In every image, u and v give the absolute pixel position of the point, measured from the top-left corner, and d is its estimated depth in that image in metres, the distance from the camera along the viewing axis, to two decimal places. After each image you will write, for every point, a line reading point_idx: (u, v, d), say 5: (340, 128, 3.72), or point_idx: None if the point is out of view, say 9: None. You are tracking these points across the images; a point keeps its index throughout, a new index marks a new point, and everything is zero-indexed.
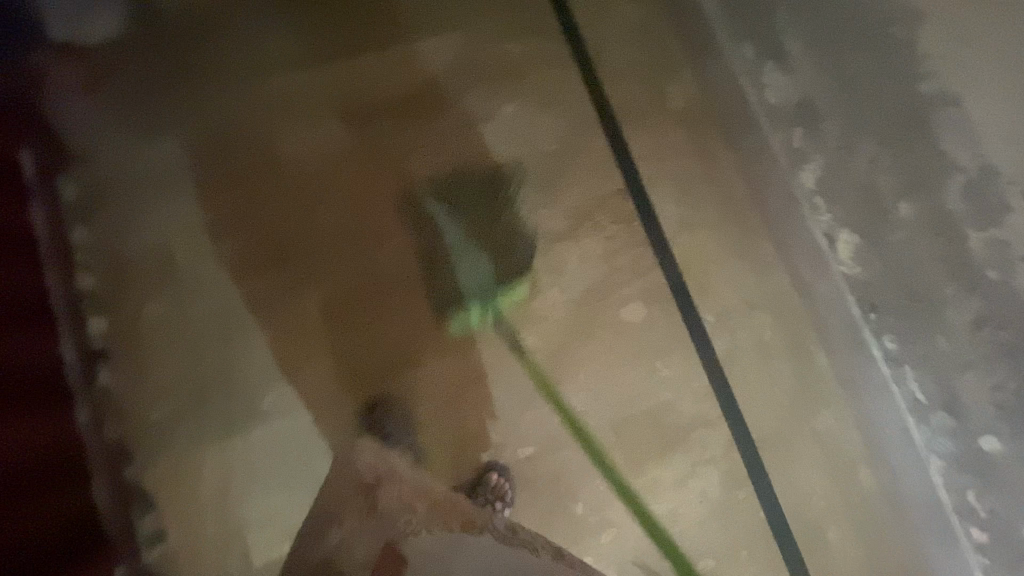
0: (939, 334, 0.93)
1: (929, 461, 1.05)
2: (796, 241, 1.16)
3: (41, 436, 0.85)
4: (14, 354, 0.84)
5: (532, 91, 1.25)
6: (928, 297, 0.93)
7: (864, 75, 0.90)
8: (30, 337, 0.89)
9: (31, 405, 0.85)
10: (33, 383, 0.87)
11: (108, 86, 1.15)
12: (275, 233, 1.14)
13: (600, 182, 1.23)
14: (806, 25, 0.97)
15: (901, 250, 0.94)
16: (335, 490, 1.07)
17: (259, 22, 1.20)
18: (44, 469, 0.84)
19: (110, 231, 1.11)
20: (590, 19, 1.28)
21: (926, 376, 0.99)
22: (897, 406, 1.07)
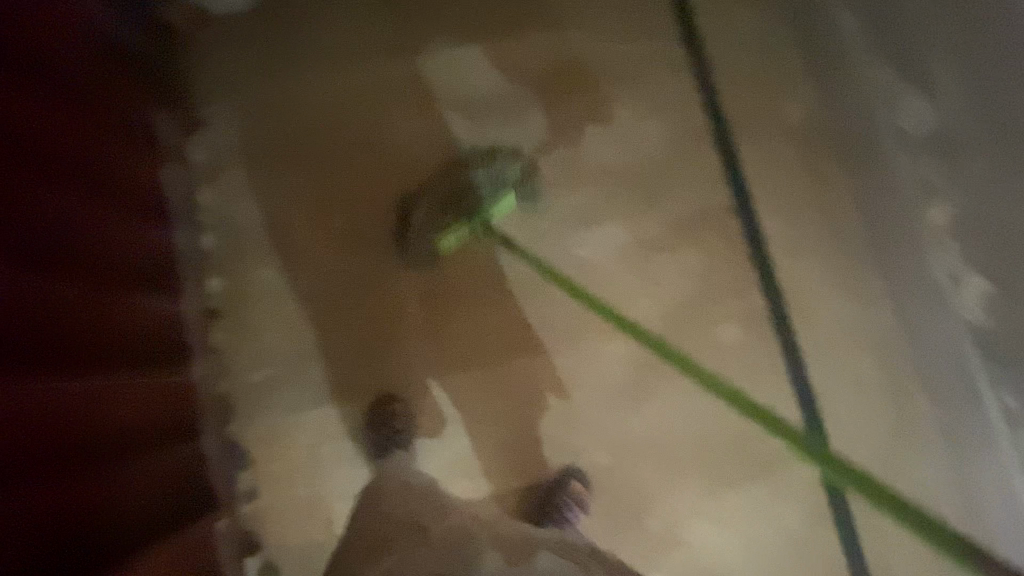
0: None
1: None
2: (915, 278, 1.10)
3: (162, 389, 0.91)
4: (142, 309, 0.90)
5: (647, 97, 1.22)
6: None
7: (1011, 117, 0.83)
8: (150, 290, 0.94)
9: (150, 356, 0.89)
10: (156, 338, 0.93)
11: (240, 59, 1.19)
12: (381, 216, 1.17)
13: (708, 196, 1.20)
14: (954, 57, 0.91)
15: None
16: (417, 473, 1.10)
17: (384, 6, 1.22)
18: (161, 421, 0.89)
19: (230, 199, 1.16)
20: (715, 28, 1.24)
21: None
22: (1009, 464, 1.03)
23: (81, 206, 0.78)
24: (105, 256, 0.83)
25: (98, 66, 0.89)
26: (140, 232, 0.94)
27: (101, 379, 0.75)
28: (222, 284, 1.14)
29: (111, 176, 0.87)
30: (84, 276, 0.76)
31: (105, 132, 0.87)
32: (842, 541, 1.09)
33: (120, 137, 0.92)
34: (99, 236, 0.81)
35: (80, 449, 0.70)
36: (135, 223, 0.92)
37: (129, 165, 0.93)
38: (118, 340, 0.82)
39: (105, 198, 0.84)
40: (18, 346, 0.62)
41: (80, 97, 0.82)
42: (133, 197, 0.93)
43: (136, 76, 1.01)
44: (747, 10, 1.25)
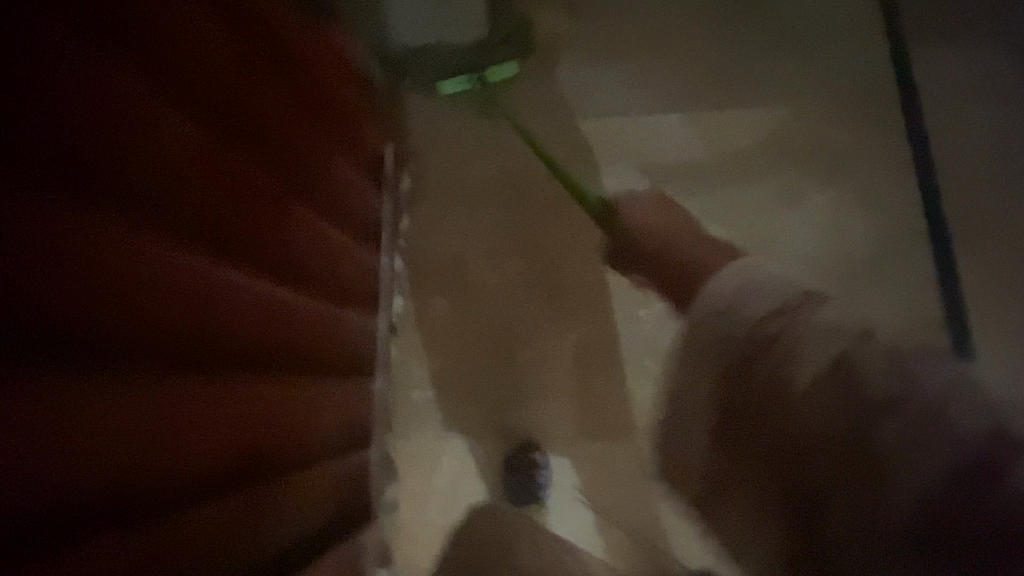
0: None
1: None
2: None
3: (341, 404, 0.93)
4: (341, 325, 0.92)
5: (852, 186, 1.19)
6: None
7: None
8: (346, 316, 0.94)
9: (332, 382, 0.89)
10: (347, 352, 0.95)
11: (455, 96, 1.25)
12: (562, 264, 1.20)
13: (902, 299, 1.15)
14: None
15: None
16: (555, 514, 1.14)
17: (596, 61, 1.25)
18: (337, 437, 0.90)
19: (427, 227, 1.23)
20: (940, 123, 1.18)
21: None
22: None
23: (316, 220, 0.81)
24: (326, 270, 0.86)
25: (341, 89, 0.94)
26: (356, 250, 0.97)
27: (297, 391, 0.77)
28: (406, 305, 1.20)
29: (332, 200, 0.88)
30: (305, 289, 0.79)
31: (340, 151, 0.91)
32: None
33: (346, 162, 0.93)
34: (325, 250, 0.84)
35: (278, 462, 0.71)
36: (347, 249, 0.93)
37: (350, 192, 0.94)
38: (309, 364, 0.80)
39: (324, 219, 0.84)
40: (247, 357, 0.63)
41: (324, 116, 0.87)
42: (350, 224, 0.95)
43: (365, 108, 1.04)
44: (982, 108, 1.17)
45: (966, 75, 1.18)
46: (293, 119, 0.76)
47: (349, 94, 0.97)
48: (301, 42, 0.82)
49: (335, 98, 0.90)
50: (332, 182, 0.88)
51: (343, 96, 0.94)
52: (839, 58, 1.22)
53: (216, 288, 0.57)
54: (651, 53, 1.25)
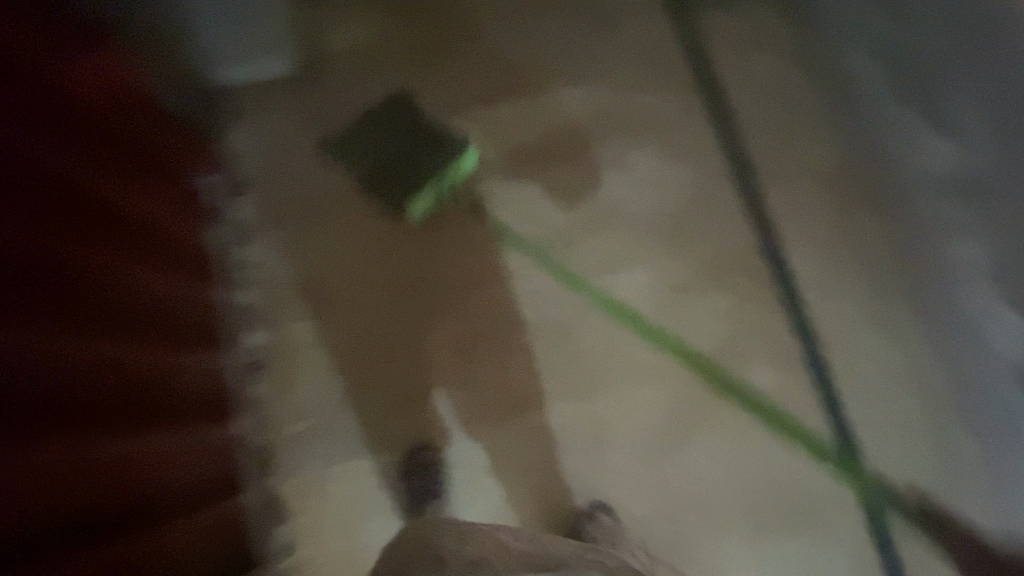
0: None
1: None
2: (947, 311, 1.09)
3: (200, 441, 0.96)
4: (182, 365, 0.95)
5: (668, 142, 1.26)
6: None
7: None
8: (178, 348, 0.95)
9: (172, 416, 0.90)
10: (196, 389, 0.98)
11: (283, 122, 1.26)
12: (417, 265, 1.20)
13: (731, 236, 1.21)
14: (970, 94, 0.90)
15: None
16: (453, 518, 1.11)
17: (414, 65, 1.29)
18: (195, 472, 0.94)
19: (270, 255, 1.19)
20: (731, 71, 1.28)
21: None
22: None
23: (133, 270, 0.84)
24: (155, 316, 0.89)
25: (153, 139, 0.97)
26: (187, 291, 1.01)
27: (134, 435, 0.80)
28: (264, 339, 1.16)
29: (146, 237, 0.89)
30: (130, 338, 0.82)
31: (157, 199, 0.94)
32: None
33: (155, 198, 0.94)
34: (148, 298, 0.87)
35: (107, 502, 0.74)
36: (170, 283, 0.95)
37: (164, 225, 0.96)
38: (138, 400, 0.82)
39: (137, 257, 0.85)
40: (56, 407, 0.66)
41: (137, 166, 0.89)
42: (169, 258, 0.96)
43: (172, 142, 1.05)
44: (762, 54, 1.28)
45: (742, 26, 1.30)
46: (92, 165, 0.77)
47: (152, 128, 0.98)
48: (108, 90, 0.85)
49: (139, 136, 0.92)
50: (152, 231, 0.91)
51: (146, 133, 0.95)
52: (633, 26, 1.31)
53: (30, 352, 0.63)
54: (464, 49, 1.29)
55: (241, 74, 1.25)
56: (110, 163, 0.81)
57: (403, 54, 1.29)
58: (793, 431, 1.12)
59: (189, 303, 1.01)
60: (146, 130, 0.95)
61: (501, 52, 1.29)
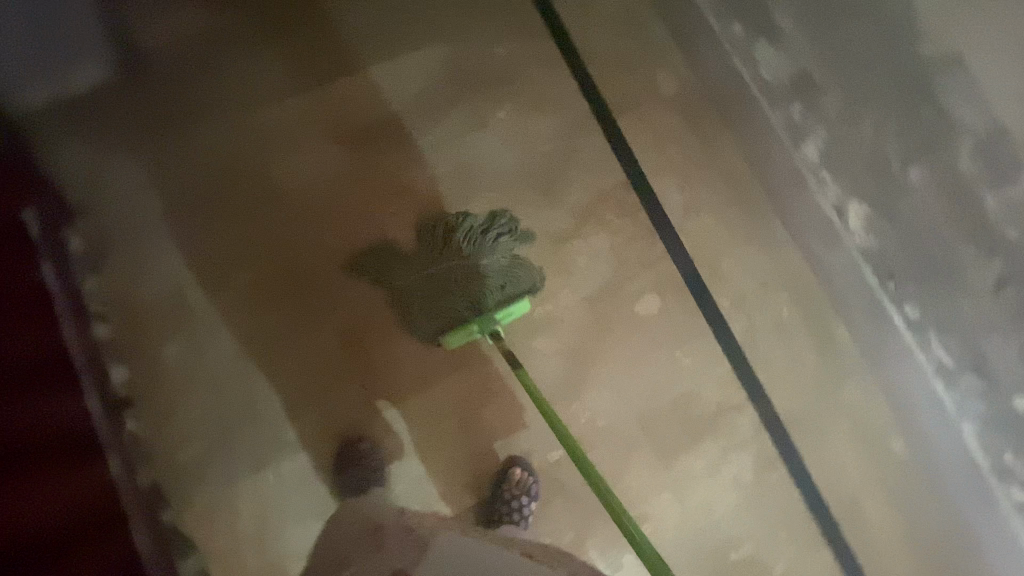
0: (956, 299, 0.92)
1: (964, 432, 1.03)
2: (803, 214, 1.14)
3: (90, 485, 0.87)
4: (53, 408, 0.85)
5: (522, 93, 1.24)
6: (946, 265, 0.90)
7: (865, 43, 0.86)
8: (55, 395, 0.87)
9: (60, 464, 0.83)
10: (74, 431, 0.89)
11: (102, 134, 1.15)
12: (285, 262, 1.14)
13: (597, 176, 1.21)
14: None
15: (912, 220, 0.93)
16: (369, 511, 1.08)
17: (242, 52, 1.19)
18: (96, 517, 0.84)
19: (119, 282, 1.10)
20: (572, 11, 1.27)
21: (949, 340, 0.97)
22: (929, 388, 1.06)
23: None
24: (8, 359, 0.80)
25: None
26: (44, 329, 0.91)
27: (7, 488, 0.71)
28: (129, 372, 1.07)
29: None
30: None
31: None
32: (790, 471, 1.12)
33: None
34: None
35: None
36: (30, 326, 0.87)
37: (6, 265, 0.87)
38: (12, 450, 0.75)
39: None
40: None
41: None
42: (20, 299, 0.87)
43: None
44: None
45: None
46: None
47: None
48: None
49: None
50: None
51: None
52: None
53: None
54: (293, 25, 1.21)
55: (48, 91, 1.14)
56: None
57: (233, 39, 1.19)
58: (686, 352, 1.14)
59: (57, 346, 0.92)
60: None
61: (338, 21, 1.22)
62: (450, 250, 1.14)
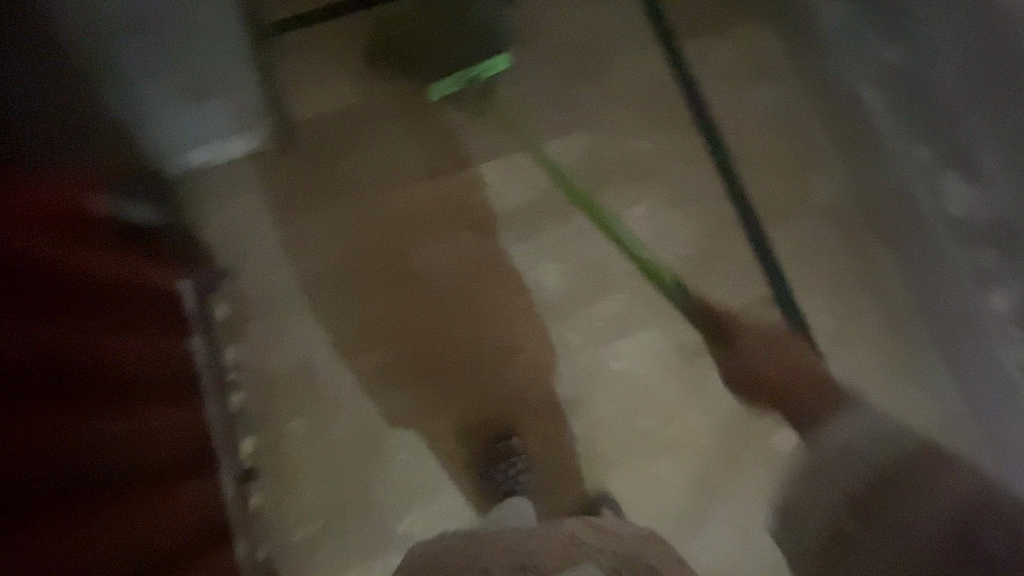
0: None
1: None
2: (980, 372, 0.98)
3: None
4: (184, 499, 0.89)
5: (665, 191, 1.20)
6: None
7: None
8: (179, 486, 0.88)
9: (185, 553, 0.85)
10: (201, 520, 0.92)
11: (257, 204, 1.20)
12: (411, 347, 1.14)
13: (739, 288, 1.14)
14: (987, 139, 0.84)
15: None
16: None
17: (397, 132, 1.23)
18: None
19: (257, 349, 1.13)
20: (726, 108, 1.23)
21: None
22: None
23: (124, 420, 0.80)
24: (150, 458, 0.83)
25: (123, 263, 0.90)
26: (185, 416, 0.95)
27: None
28: (256, 442, 1.10)
29: (123, 375, 0.82)
30: (128, 492, 0.77)
31: (134, 327, 0.88)
32: None
33: (135, 326, 0.88)
34: (140, 441, 0.82)
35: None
36: (160, 414, 0.88)
37: (145, 351, 0.89)
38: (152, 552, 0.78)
39: (130, 401, 0.82)
40: None
41: (110, 304, 0.84)
42: (163, 384, 0.91)
43: (137, 254, 0.98)
44: (758, 88, 1.23)
45: (738, 55, 1.24)
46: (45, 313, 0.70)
47: (115, 248, 0.92)
48: (66, 233, 0.81)
49: (109, 266, 0.85)
50: (133, 368, 0.85)
51: (118, 256, 0.90)
52: (626, 69, 1.26)
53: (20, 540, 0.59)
54: (448, 108, 1.24)
55: (208, 157, 1.19)
56: (75, 302, 0.77)
57: (387, 117, 1.24)
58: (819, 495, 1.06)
59: (194, 424, 0.97)
60: (110, 257, 0.88)
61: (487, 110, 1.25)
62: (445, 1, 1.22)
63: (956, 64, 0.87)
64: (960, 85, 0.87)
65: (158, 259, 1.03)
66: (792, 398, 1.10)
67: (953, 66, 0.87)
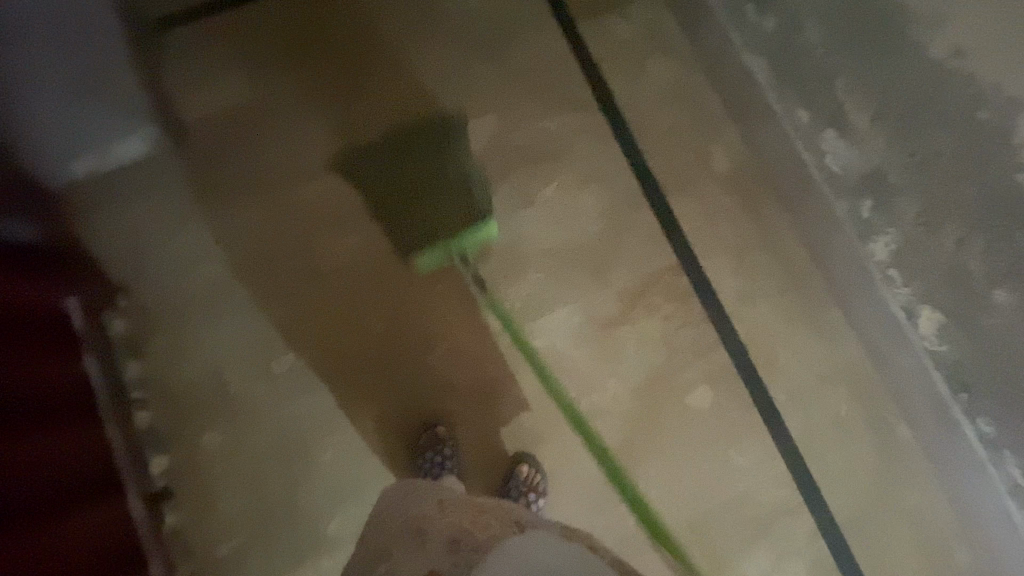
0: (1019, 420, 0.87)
1: (996, 542, 1.01)
2: (867, 315, 1.08)
3: None
4: (97, 521, 0.86)
5: (570, 169, 1.21)
6: (1008, 376, 0.86)
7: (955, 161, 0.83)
8: (89, 504, 0.85)
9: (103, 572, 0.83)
10: (116, 541, 0.89)
11: (148, 212, 1.14)
12: (328, 346, 1.12)
13: (647, 257, 1.17)
14: (864, 94, 0.91)
15: (985, 328, 0.86)
16: None
17: (295, 127, 1.19)
18: None
19: (162, 364, 1.08)
20: (622, 83, 1.25)
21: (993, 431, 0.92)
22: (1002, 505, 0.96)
23: (26, 444, 0.77)
24: (56, 480, 0.80)
25: (16, 280, 0.85)
26: (87, 436, 0.91)
27: None
28: (167, 460, 1.05)
29: (22, 393, 0.79)
30: (36, 516, 0.75)
31: (27, 349, 0.83)
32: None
33: (27, 347, 0.84)
34: (45, 464, 0.79)
35: None
36: (65, 433, 0.85)
37: (44, 370, 0.86)
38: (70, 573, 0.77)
39: (29, 424, 0.79)
40: None
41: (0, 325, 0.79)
42: (64, 406, 0.87)
43: (36, 268, 0.93)
44: (652, 62, 1.26)
45: (630, 31, 1.27)
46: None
47: (13, 262, 0.87)
48: None
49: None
50: (31, 389, 0.81)
51: (12, 273, 0.85)
52: (522, 49, 1.26)
53: None
54: (347, 98, 1.21)
55: (93, 165, 1.13)
56: None
57: (283, 111, 1.20)
58: (736, 448, 1.11)
59: (98, 445, 0.93)
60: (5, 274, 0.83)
61: (383, 97, 1.21)
62: (416, 156, 1.17)
63: (833, 25, 0.92)
64: (837, 43, 0.93)
65: (60, 271, 0.97)
66: (705, 359, 1.13)
67: (829, 27, 0.93)
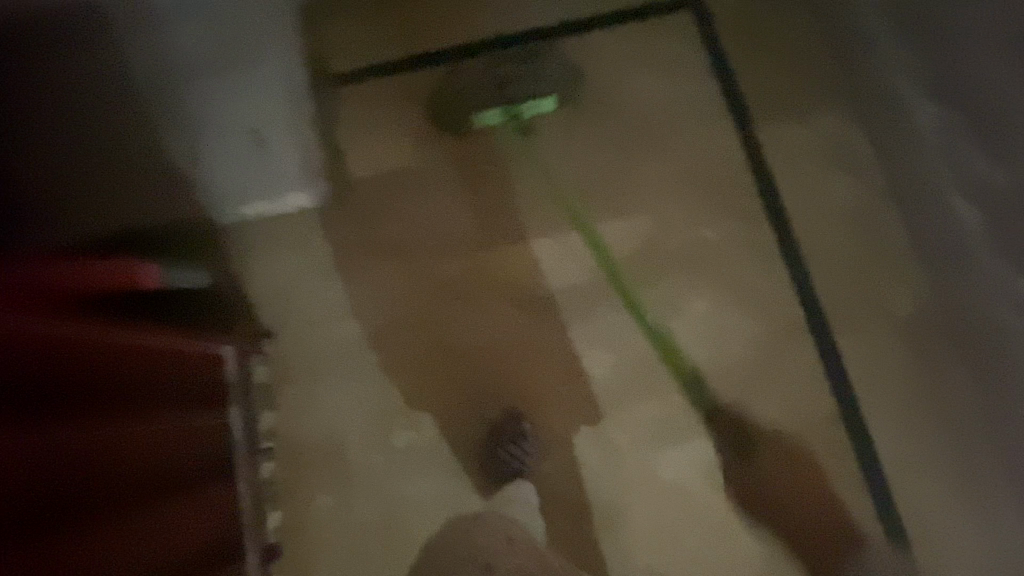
0: None
1: None
2: None
3: None
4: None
5: (727, 286, 1.13)
6: None
7: None
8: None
9: None
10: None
11: (303, 263, 1.17)
12: (449, 430, 1.10)
13: (803, 405, 1.09)
14: None
15: None
16: None
17: (449, 196, 1.19)
18: None
19: (293, 419, 1.11)
20: (800, 201, 1.16)
21: None
22: None
23: (159, 515, 0.77)
24: (183, 551, 0.80)
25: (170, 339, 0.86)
26: (216, 498, 0.91)
27: None
28: (282, 516, 1.07)
29: (157, 464, 0.79)
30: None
31: (170, 412, 0.84)
32: None
33: (170, 410, 0.84)
34: (173, 534, 0.79)
35: None
36: (193, 498, 0.85)
37: (184, 429, 0.86)
38: None
39: (160, 494, 0.79)
40: None
41: (143, 392, 0.80)
42: (196, 468, 0.88)
43: (177, 325, 0.94)
44: (839, 181, 1.16)
45: (816, 144, 1.18)
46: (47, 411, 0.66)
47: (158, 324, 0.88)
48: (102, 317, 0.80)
49: (147, 350, 0.82)
50: (165, 456, 0.82)
51: (162, 331, 0.86)
52: (693, 150, 1.19)
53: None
54: (501, 175, 1.19)
55: (267, 209, 1.16)
56: (107, 393, 0.74)
57: (442, 179, 1.19)
58: None
59: (226, 504, 0.93)
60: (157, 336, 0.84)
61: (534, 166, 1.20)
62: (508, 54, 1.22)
63: None
64: None
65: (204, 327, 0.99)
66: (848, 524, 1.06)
67: None
